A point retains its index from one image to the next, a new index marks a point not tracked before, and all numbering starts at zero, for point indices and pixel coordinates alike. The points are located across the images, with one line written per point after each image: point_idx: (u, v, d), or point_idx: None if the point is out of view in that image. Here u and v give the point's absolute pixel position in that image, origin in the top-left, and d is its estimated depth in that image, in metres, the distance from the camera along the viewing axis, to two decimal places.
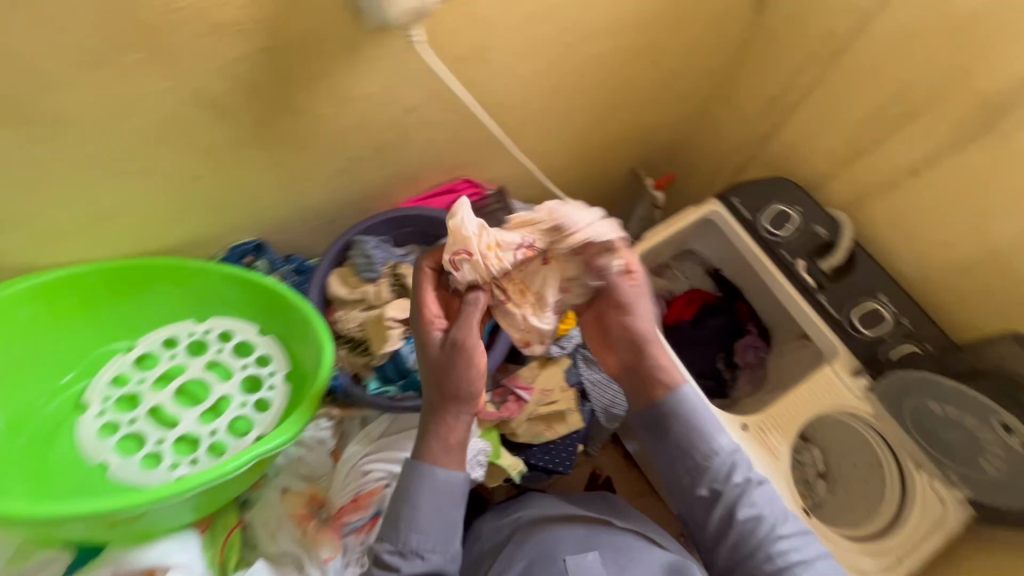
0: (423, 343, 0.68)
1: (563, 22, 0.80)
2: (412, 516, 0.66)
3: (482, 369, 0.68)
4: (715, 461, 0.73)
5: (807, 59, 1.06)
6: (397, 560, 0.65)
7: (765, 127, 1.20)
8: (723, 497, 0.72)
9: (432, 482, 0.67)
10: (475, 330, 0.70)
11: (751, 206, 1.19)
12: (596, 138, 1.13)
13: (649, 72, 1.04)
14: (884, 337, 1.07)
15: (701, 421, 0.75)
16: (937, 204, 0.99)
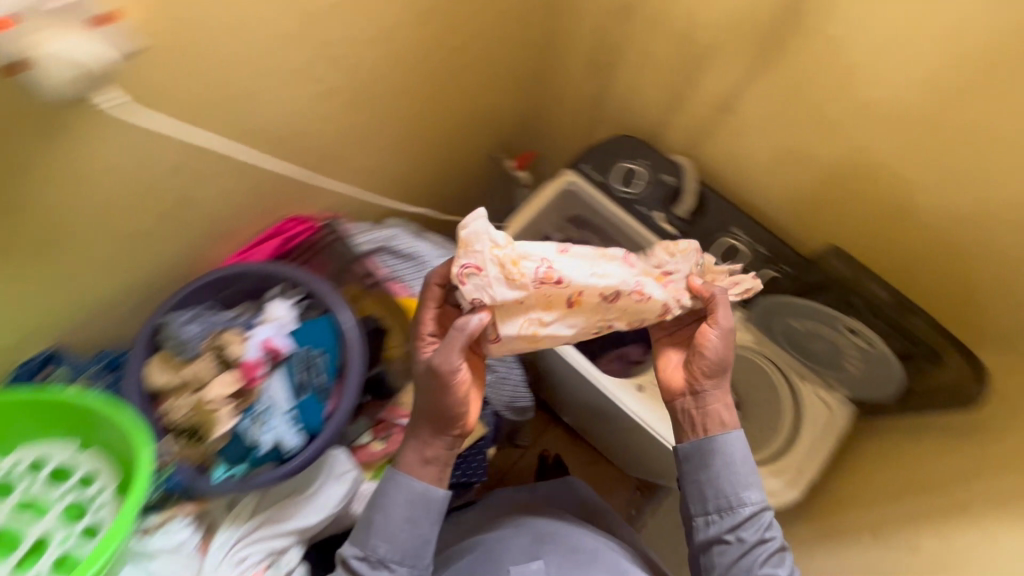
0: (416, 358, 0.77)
1: (314, 41, 0.75)
2: (382, 527, 0.76)
3: (460, 390, 0.76)
4: (744, 510, 0.78)
5: (601, 20, 1.06)
6: (365, 565, 0.76)
7: (589, 90, 1.21)
8: (742, 545, 0.76)
9: (405, 499, 0.77)
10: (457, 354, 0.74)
11: (601, 171, 1.20)
12: (423, 139, 1.11)
13: (444, 68, 1.01)
14: (746, 269, 1.08)
15: (739, 476, 0.79)
16: (742, 138, 1.02)
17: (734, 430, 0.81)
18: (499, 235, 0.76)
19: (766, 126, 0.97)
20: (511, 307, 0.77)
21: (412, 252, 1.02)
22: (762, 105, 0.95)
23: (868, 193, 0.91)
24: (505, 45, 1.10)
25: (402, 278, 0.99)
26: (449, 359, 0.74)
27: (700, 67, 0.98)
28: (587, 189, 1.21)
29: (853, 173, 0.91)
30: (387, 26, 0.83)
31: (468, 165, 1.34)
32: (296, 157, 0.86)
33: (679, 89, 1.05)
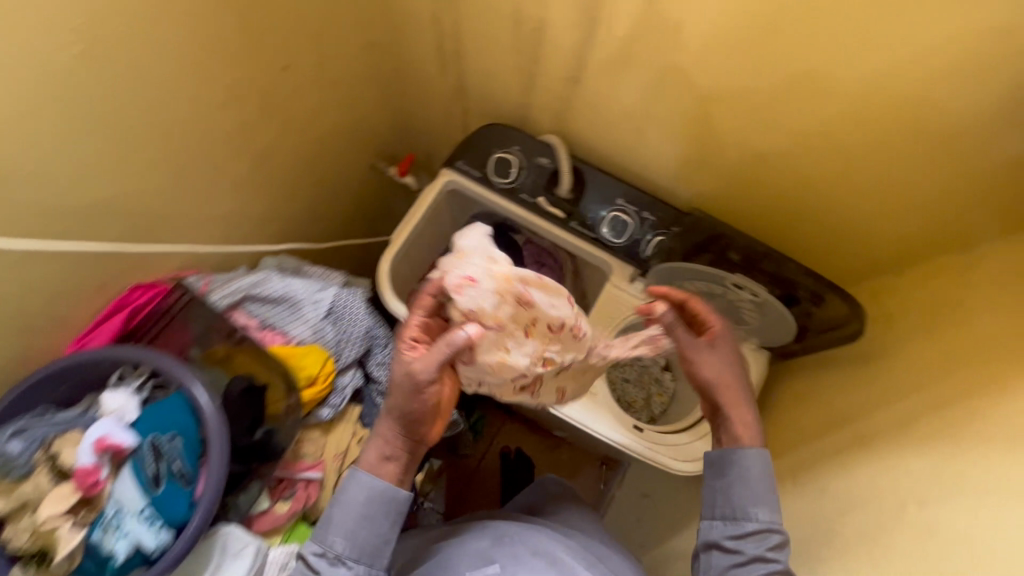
0: (394, 368, 0.71)
1: (68, 101, 0.68)
2: (341, 523, 0.73)
3: (430, 400, 0.71)
4: (749, 525, 0.72)
5: (429, 12, 1.00)
6: (323, 561, 0.73)
7: (444, 83, 1.16)
8: (738, 554, 0.71)
9: (366, 496, 0.73)
10: (435, 365, 0.69)
11: (478, 165, 1.15)
12: (273, 169, 1.05)
13: (267, 95, 0.95)
14: (636, 236, 1.07)
15: (754, 491, 0.73)
16: (595, 110, 1.00)
17: (757, 448, 0.74)
18: (499, 254, 0.71)
19: (611, 95, 0.94)
20: (485, 333, 0.70)
21: (285, 294, 0.97)
22: (594, 76, 0.93)
23: (715, 146, 0.91)
24: (335, 58, 1.04)
25: (276, 326, 0.97)
26: (430, 369, 0.69)
27: (527, 46, 0.95)
28: (469, 186, 1.17)
29: (697, 130, 0.90)
30: (165, 65, 0.76)
31: (342, 183, 1.28)
32: (107, 224, 0.80)
33: (520, 72, 1.01)
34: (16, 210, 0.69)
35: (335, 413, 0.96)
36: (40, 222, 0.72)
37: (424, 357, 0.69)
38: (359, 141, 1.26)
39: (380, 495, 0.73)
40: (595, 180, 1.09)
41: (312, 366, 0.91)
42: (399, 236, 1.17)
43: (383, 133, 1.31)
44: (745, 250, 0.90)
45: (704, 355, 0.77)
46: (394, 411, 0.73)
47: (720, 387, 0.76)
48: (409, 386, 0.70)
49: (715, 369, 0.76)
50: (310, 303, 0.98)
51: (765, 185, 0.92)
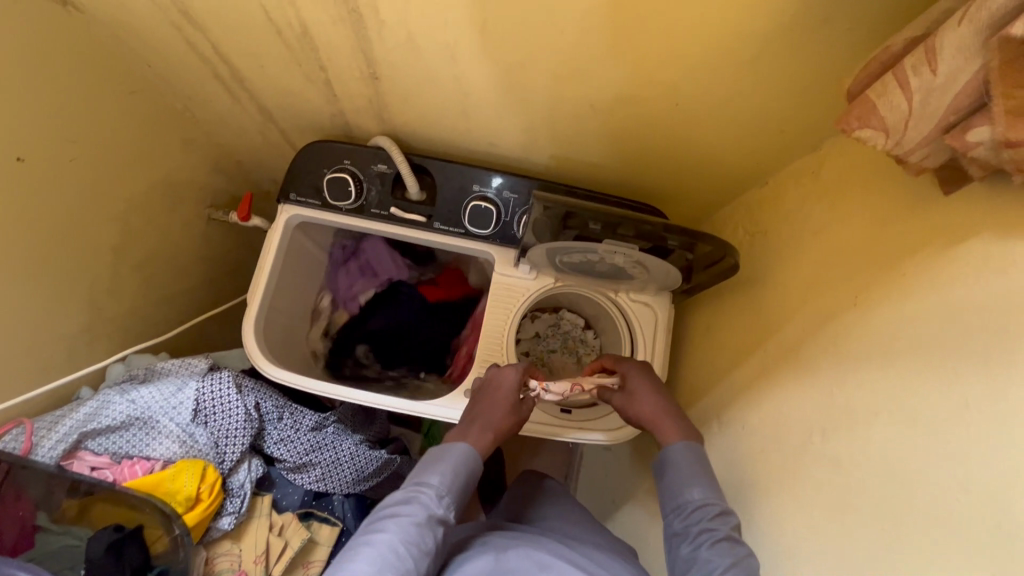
0: (506, 394, 0.90)
1: None
2: (452, 467, 0.81)
3: (508, 430, 0.89)
4: (692, 504, 0.76)
5: (183, 44, 0.84)
6: (436, 499, 0.78)
7: (248, 111, 1.00)
8: (688, 536, 0.74)
9: (467, 459, 0.83)
10: (524, 411, 0.92)
11: (315, 192, 1.02)
12: (70, 277, 0.88)
13: (16, 200, 0.77)
14: (505, 219, 0.99)
15: (686, 470, 0.80)
16: (410, 103, 0.88)
17: (682, 441, 0.82)
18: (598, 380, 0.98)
19: (420, 85, 0.83)
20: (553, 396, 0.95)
21: (136, 413, 0.85)
22: (389, 70, 0.81)
23: (546, 111, 0.82)
24: (92, 127, 0.86)
25: (136, 453, 0.85)
26: (524, 404, 0.91)
27: (303, 56, 0.81)
28: (316, 217, 1.04)
29: (521, 101, 0.81)
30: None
31: (179, 250, 1.12)
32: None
33: (314, 84, 0.88)
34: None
35: (239, 518, 0.87)
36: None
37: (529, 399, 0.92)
38: (181, 199, 1.08)
39: (474, 465, 0.83)
40: (443, 174, 0.99)
41: (188, 483, 0.82)
42: (254, 294, 1.02)
43: (207, 180, 1.14)
44: (603, 217, 0.83)
45: (636, 400, 0.90)
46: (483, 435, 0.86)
47: (652, 420, 0.88)
48: (509, 417, 0.89)
49: (646, 406, 0.89)
50: (167, 412, 0.86)
51: (611, 136, 0.85)
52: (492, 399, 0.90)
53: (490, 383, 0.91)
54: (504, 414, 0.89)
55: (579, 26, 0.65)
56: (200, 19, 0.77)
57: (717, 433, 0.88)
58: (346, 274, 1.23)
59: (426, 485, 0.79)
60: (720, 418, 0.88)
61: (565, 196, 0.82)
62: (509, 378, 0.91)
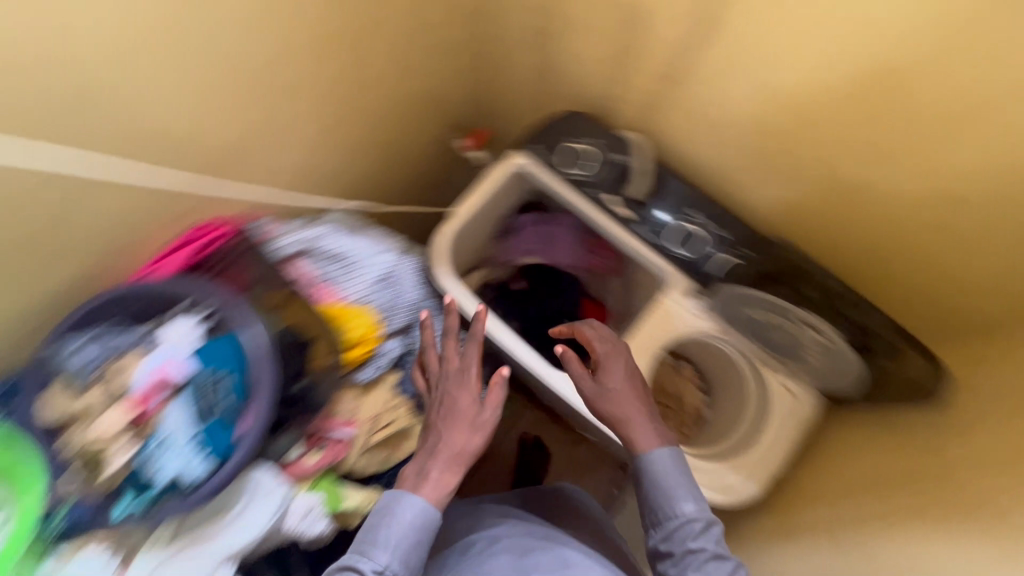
0: (449, 404, 0.82)
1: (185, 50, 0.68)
2: (391, 540, 0.72)
3: (456, 431, 0.79)
4: (675, 522, 0.74)
5: None
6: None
7: (540, 60, 1.10)
8: (673, 557, 0.73)
9: (415, 523, 0.73)
10: (459, 415, 0.81)
11: (549, 151, 1.12)
12: (354, 133, 1.03)
13: (370, 47, 0.92)
14: (704, 254, 1.04)
15: (681, 481, 0.76)
16: (697, 111, 0.94)
17: (663, 448, 0.79)
18: None
19: (722, 96, 0.89)
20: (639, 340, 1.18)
21: (342, 251, 0.97)
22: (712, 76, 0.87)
23: (827, 162, 0.85)
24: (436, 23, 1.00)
25: (331, 282, 0.95)
26: (468, 408, 0.82)
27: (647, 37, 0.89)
28: (537, 172, 1.13)
29: (814, 142, 0.86)
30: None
31: (416, 148, 1.23)
32: (200, 149, 0.79)
33: (625, 61, 0.96)
34: (113, 119, 0.67)
35: (374, 377, 0.95)
36: (137, 131, 0.70)
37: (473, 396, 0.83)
38: (439, 107, 1.20)
39: (428, 526, 0.74)
40: (670, 183, 1.06)
41: (362, 328, 0.93)
42: (461, 206, 1.12)
43: (462, 103, 1.25)
44: (821, 286, 0.94)
45: (608, 394, 0.83)
46: (435, 433, 0.80)
47: (621, 420, 0.82)
48: (451, 417, 0.81)
49: (623, 405, 0.82)
50: (366, 265, 0.99)
51: (874, 217, 0.86)
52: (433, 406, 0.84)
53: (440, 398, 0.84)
54: (468, 439, 0.79)
55: (950, 89, 0.67)
56: None
57: (829, 545, 0.85)
58: (528, 237, 1.23)
59: (362, 561, 0.71)
60: (846, 535, 0.83)
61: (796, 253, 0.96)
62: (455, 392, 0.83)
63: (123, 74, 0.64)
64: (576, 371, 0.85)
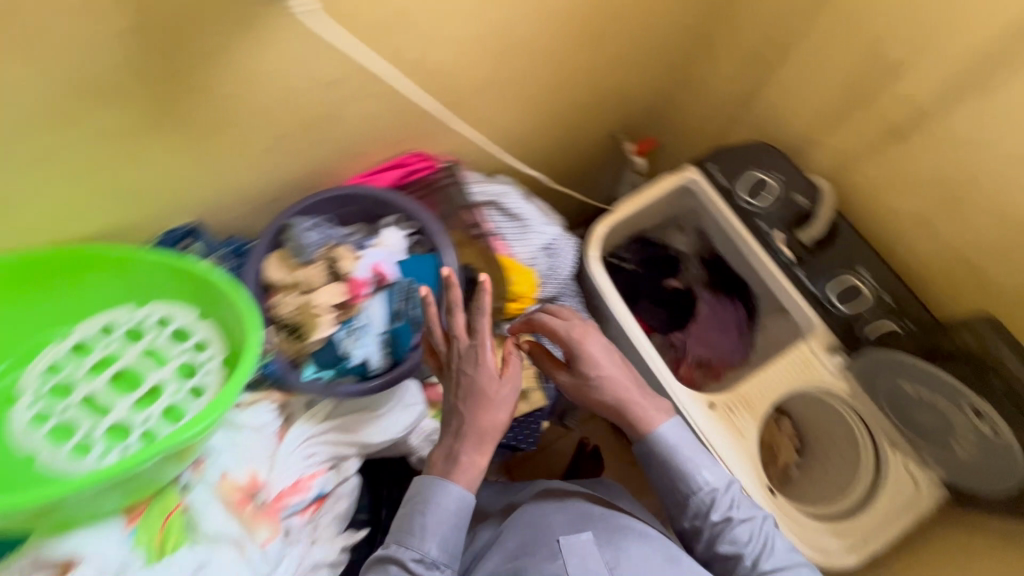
0: (464, 384, 0.76)
1: None
2: (429, 529, 0.73)
3: (490, 416, 0.74)
4: (698, 496, 0.83)
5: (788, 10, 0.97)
6: (422, 568, 0.72)
7: (747, 87, 1.12)
8: (702, 533, 0.83)
9: (454, 509, 0.74)
10: (484, 399, 0.75)
11: (729, 173, 1.12)
12: (561, 109, 1.09)
13: (609, 33, 0.98)
14: (862, 313, 1.02)
15: (694, 456, 0.85)
16: (906, 171, 0.94)
17: (671, 421, 0.86)
18: None
19: (946, 161, 0.89)
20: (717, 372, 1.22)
21: (521, 213, 1.03)
22: (946, 138, 0.88)
23: None
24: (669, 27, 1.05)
25: (504, 237, 1.00)
26: (495, 388, 0.75)
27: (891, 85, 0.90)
28: (707, 192, 1.14)
29: None
30: None
31: (591, 140, 1.28)
32: (458, 85, 0.87)
33: (849, 105, 0.97)
34: (419, 39, 0.76)
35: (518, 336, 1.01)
36: (432, 54, 0.79)
37: (486, 375, 0.75)
38: (627, 107, 1.25)
39: (463, 510, 0.75)
40: (843, 226, 1.05)
41: (523, 288, 0.96)
42: (625, 204, 1.16)
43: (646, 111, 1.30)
44: (1011, 380, 0.84)
45: (604, 385, 0.84)
46: (464, 416, 0.75)
47: (619, 404, 0.84)
48: (475, 400, 0.75)
49: (614, 388, 0.85)
50: (537, 231, 1.03)
51: None
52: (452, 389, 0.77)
53: (458, 383, 0.76)
54: (501, 421, 0.76)
55: None
56: None
57: None
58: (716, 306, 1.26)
59: (403, 550, 0.72)
60: None
61: (995, 343, 0.85)
62: (473, 376, 0.75)
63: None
64: (551, 367, 0.88)
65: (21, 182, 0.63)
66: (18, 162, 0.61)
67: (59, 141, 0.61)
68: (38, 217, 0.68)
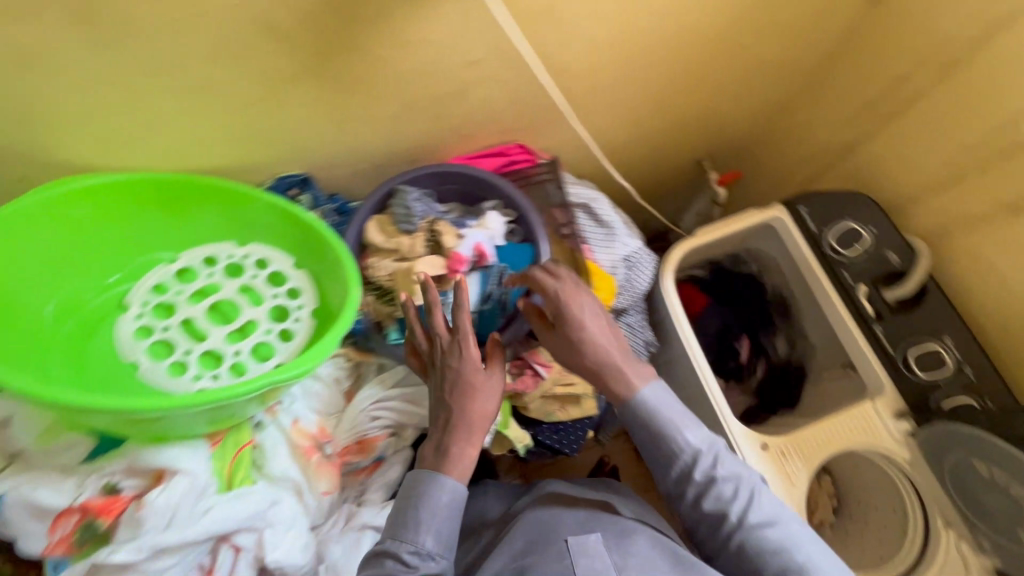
0: (445, 377, 0.73)
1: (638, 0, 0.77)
2: (422, 522, 0.69)
3: (477, 407, 0.72)
4: (684, 454, 0.78)
5: (918, 66, 0.95)
6: (416, 562, 0.67)
7: (852, 136, 1.11)
8: (693, 492, 0.78)
9: (448, 501, 0.70)
10: (471, 391, 0.72)
11: (820, 219, 1.10)
12: (662, 126, 1.09)
13: (729, 58, 0.99)
14: (938, 382, 0.99)
15: (676, 415, 0.79)
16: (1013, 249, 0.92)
17: (654, 381, 0.80)
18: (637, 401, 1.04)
19: None
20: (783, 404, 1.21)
21: (609, 219, 1.03)
22: None
23: None
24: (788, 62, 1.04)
25: (588, 241, 1.01)
26: (484, 388, 0.73)
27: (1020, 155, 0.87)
28: (793, 234, 1.12)
29: None
30: None
31: (679, 162, 1.28)
32: (579, 80, 0.88)
33: (964, 172, 0.95)
34: (560, 35, 0.77)
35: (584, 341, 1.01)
36: (567, 44, 0.79)
37: (470, 367, 0.73)
38: (723, 135, 1.24)
39: (458, 500, 0.71)
40: (931, 288, 1.03)
41: (603, 295, 0.95)
42: (708, 231, 1.15)
43: (739, 142, 1.29)
44: None
45: (591, 348, 0.76)
46: (448, 406, 0.72)
47: (599, 371, 0.77)
48: (461, 394, 0.72)
49: (599, 355, 0.76)
50: (622, 240, 1.03)
51: None
52: (436, 385, 0.75)
53: (438, 379, 0.74)
54: (489, 409, 0.73)
55: None
56: (973, 70, 0.89)
57: None
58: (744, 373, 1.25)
59: (396, 543, 0.67)
60: None
61: None
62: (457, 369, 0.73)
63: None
64: (539, 328, 0.79)
65: (174, 108, 0.65)
66: (179, 88, 0.63)
67: (221, 76, 0.64)
68: (177, 143, 0.71)
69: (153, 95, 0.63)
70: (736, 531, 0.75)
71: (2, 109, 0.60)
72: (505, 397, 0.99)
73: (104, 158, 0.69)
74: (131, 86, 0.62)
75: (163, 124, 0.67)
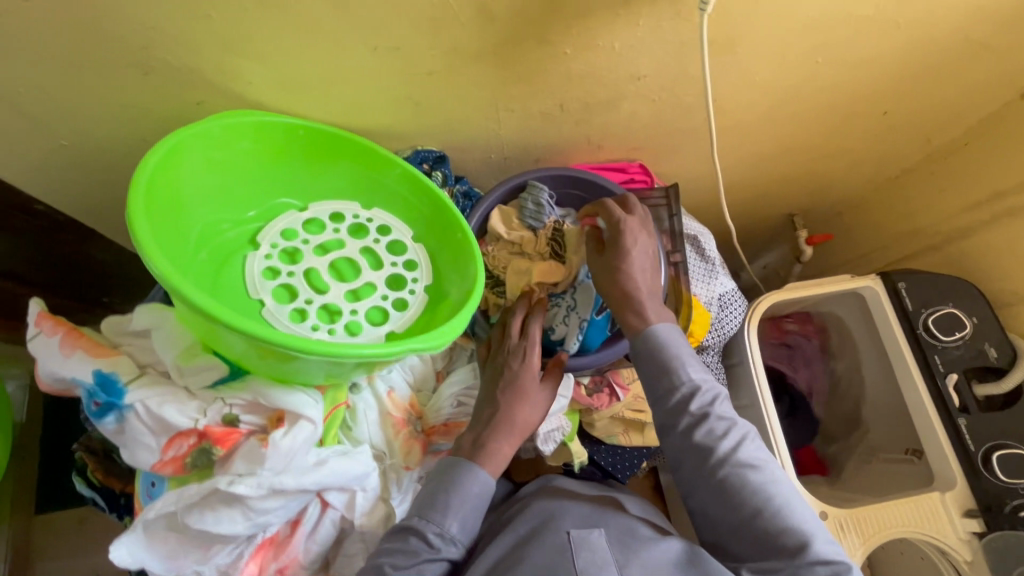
0: (500, 375, 0.75)
1: (809, 48, 0.77)
2: (448, 506, 0.67)
3: (522, 413, 0.73)
4: (683, 389, 0.74)
5: None
6: (437, 543, 0.65)
7: (966, 221, 1.09)
8: (683, 431, 0.74)
9: (477, 492, 0.69)
10: (521, 398, 0.73)
11: (919, 299, 1.07)
12: (776, 174, 1.09)
13: (866, 120, 0.98)
14: (1018, 489, 0.96)
15: (683, 350, 0.76)
16: None
17: (667, 323, 0.76)
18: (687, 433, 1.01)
19: None
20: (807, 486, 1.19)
21: (712, 255, 1.03)
22: None
23: None
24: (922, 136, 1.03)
25: (690, 273, 1.01)
26: (536, 402, 0.74)
27: None
28: (885, 308, 1.09)
29: None
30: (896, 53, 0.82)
31: (775, 212, 1.26)
32: (720, 114, 0.88)
33: None
34: (727, 66, 0.77)
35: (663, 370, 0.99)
36: (728, 75, 0.80)
37: (527, 372, 0.74)
38: (826, 195, 1.23)
39: (486, 495, 0.70)
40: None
41: (697, 328, 0.95)
42: (799, 287, 1.13)
43: (838, 204, 1.27)
44: None
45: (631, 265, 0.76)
46: (496, 400, 0.73)
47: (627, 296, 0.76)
48: (513, 396, 0.73)
49: (640, 276, 0.77)
50: (720, 278, 1.03)
51: None
52: (487, 382, 0.76)
53: (494, 376, 0.76)
54: (534, 417, 0.74)
55: None
56: None
57: None
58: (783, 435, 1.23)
59: (420, 522, 0.66)
60: None
61: None
62: (517, 372, 0.75)
63: (773, 39, 0.74)
64: (591, 253, 0.80)
65: (357, 64, 0.66)
66: (367, 45, 0.64)
67: (410, 42, 0.65)
68: (341, 97, 0.71)
69: (340, 47, 0.64)
70: (725, 473, 0.71)
71: (206, 35, 0.61)
72: (574, 410, 0.98)
73: (270, 96, 0.70)
74: (325, 35, 0.62)
75: (337, 77, 0.68)
